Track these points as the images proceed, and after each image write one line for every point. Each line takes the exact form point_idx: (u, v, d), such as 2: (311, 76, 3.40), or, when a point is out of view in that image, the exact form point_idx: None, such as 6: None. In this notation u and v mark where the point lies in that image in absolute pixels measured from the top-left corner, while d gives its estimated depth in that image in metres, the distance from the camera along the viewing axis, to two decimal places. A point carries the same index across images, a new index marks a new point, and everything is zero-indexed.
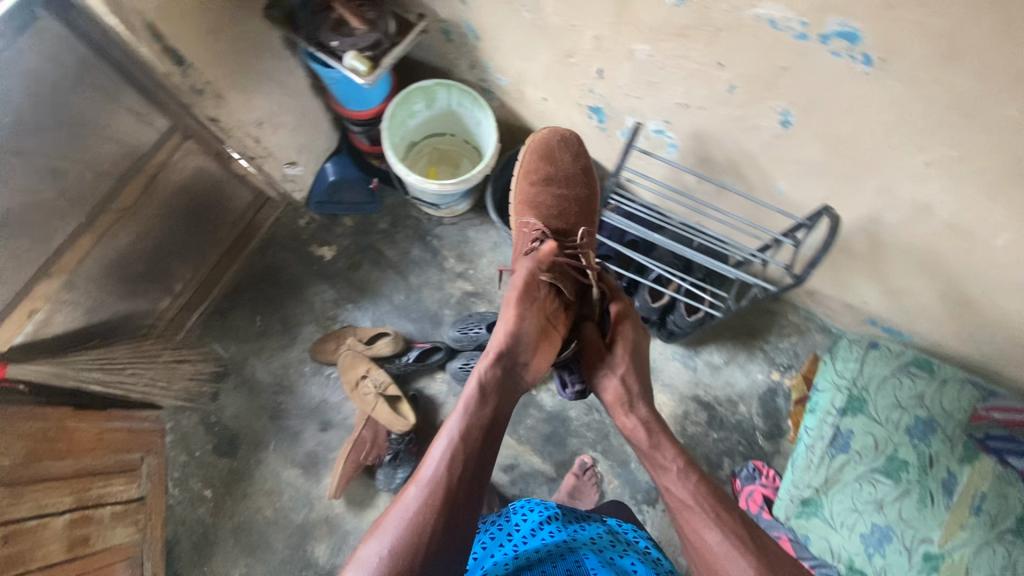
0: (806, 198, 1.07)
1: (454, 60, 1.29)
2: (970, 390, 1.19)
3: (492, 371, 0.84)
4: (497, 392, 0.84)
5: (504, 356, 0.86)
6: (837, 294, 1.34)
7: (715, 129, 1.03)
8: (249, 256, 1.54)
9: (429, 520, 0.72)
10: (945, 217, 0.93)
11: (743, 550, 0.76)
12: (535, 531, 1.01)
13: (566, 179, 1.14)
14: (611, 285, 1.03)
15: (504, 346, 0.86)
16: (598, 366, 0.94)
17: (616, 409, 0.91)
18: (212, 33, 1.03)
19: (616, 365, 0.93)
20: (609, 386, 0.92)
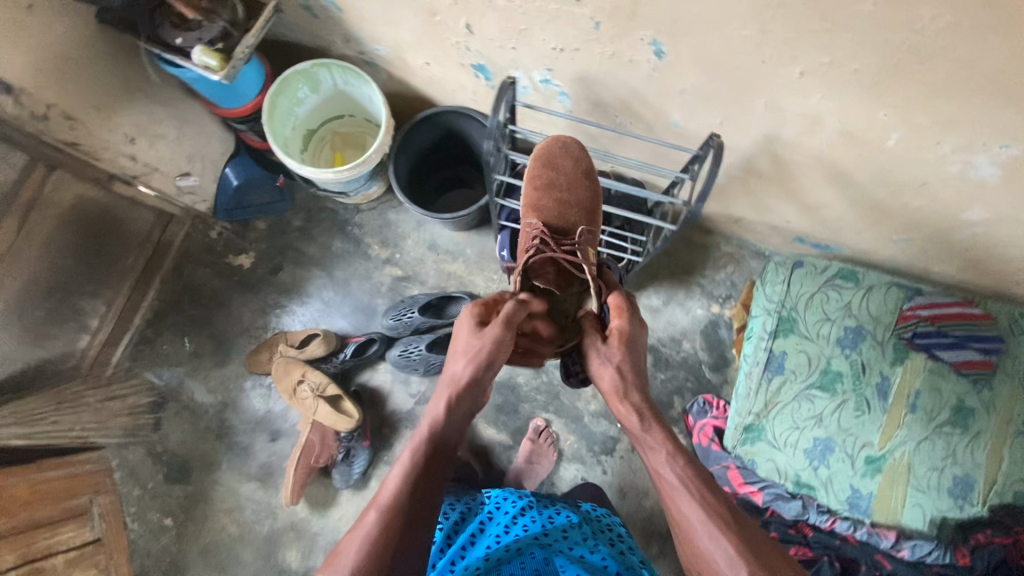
0: (702, 128, 1.03)
1: (327, 37, 1.21)
2: (895, 292, 1.19)
3: (455, 400, 0.82)
4: (457, 419, 0.83)
5: (471, 385, 0.82)
6: (760, 217, 1.32)
7: (596, 70, 0.98)
8: (165, 278, 1.47)
9: (387, 544, 0.73)
10: (835, 126, 0.90)
11: (726, 530, 0.68)
12: (508, 526, 1.00)
13: (570, 183, 1.01)
14: (612, 281, 0.88)
15: (473, 378, 0.82)
16: (593, 360, 0.77)
17: (611, 396, 0.76)
18: (36, 53, 1.00)
19: (611, 355, 0.77)
20: (604, 375, 0.76)
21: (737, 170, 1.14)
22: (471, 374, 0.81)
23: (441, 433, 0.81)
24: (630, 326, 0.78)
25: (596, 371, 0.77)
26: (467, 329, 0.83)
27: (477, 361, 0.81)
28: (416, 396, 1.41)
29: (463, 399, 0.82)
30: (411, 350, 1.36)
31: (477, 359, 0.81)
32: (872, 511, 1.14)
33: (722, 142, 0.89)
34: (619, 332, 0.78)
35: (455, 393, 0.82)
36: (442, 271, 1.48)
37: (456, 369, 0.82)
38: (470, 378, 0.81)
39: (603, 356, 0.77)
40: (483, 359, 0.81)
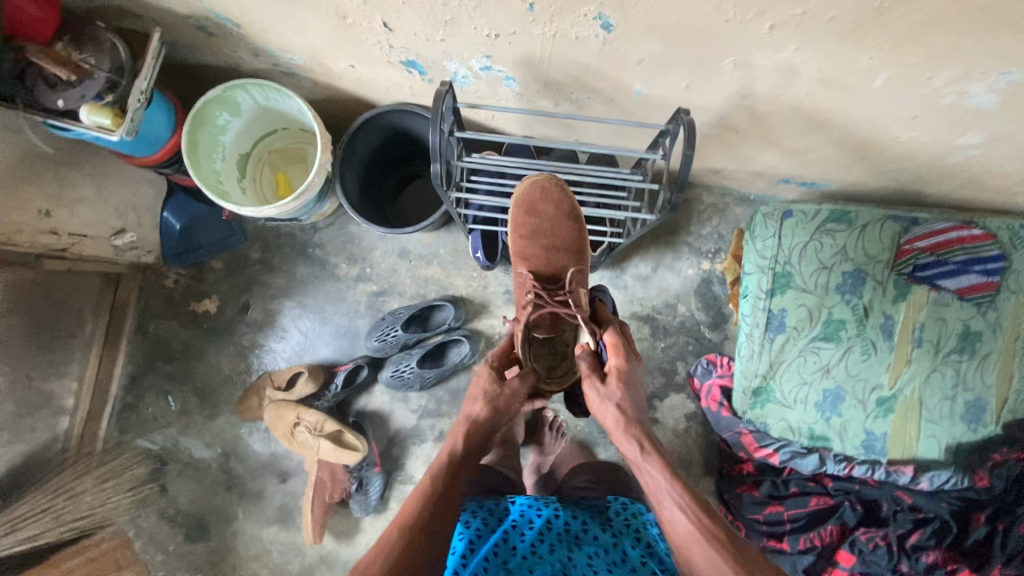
0: (668, 93, 0.92)
1: (233, 53, 1.06)
2: (890, 227, 1.13)
3: (474, 437, 0.80)
4: (472, 454, 0.80)
5: (486, 424, 0.80)
6: (741, 166, 1.23)
7: (541, 51, 0.86)
8: (131, 339, 1.39)
9: (406, 562, 0.69)
10: (813, 74, 0.80)
11: (726, 555, 0.68)
12: (532, 544, 0.86)
13: (555, 229, 1.03)
14: (607, 319, 0.93)
15: (490, 405, 0.80)
16: (594, 399, 0.80)
17: (613, 430, 0.77)
18: None
19: (612, 394, 0.78)
20: (605, 412, 0.78)
21: (712, 128, 1.05)
22: (489, 412, 0.80)
23: (459, 465, 0.78)
24: (626, 363, 0.82)
25: (597, 409, 0.79)
26: (486, 376, 0.83)
27: (495, 403, 0.80)
28: (418, 411, 1.36)
29: (479, 435, 0.80)
30: (403, 368, 1.30)
31: (496, 402, 0.81)
32: (887, 450, 1.14)
33: (689, 112, 0.81)
34: (617, 371, 0.81)
35: (472, 433, 0.79)
36: (419, 278, 1.40)
37: (473, 402, 0.81)
38: (489, 414, 0.80)
39: (604, 394, 0.79)
40: (501, 404, 0.81)
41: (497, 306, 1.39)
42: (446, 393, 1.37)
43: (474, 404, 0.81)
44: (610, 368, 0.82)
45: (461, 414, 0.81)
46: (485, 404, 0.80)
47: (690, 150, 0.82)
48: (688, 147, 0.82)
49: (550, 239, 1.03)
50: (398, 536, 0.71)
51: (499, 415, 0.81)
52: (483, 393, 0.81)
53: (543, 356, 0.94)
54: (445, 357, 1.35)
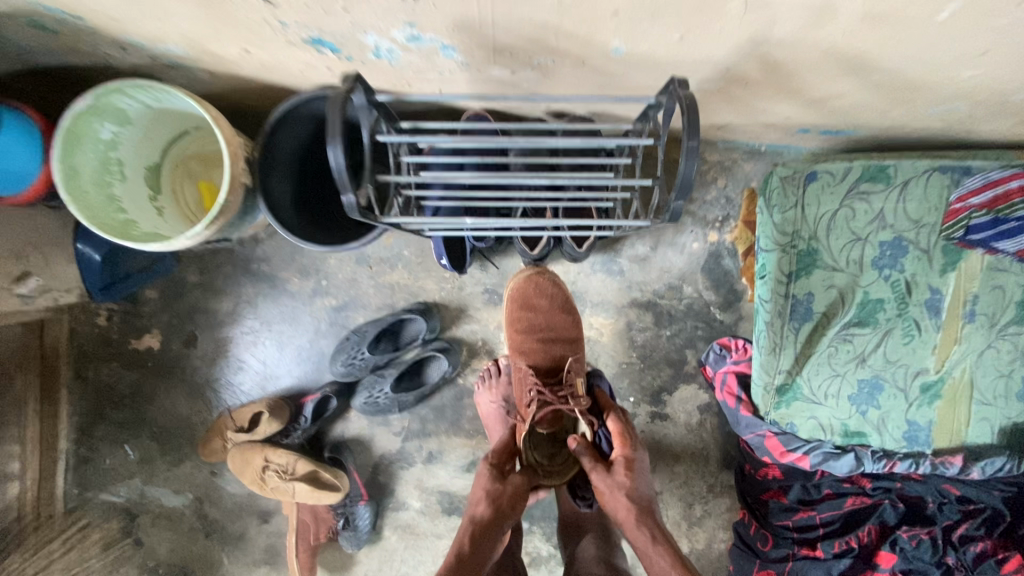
0: (656, 47, 0.70)
1: (94, 49, 0.83)
2: (937, 180, 0.93)
3: (482, 541, 0.75)
4: (480, 561, 0.74)
5: (491, 525, 0.77)
6: (750, 120, 1.01)
7: (481, 10, 0.63)
8: (72, 388, 1.24)
9: None
10: (857, 8, 0.58)
11: None
12: None
13: (550, 323, 1.06)
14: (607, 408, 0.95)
15: (495, 504, 0.79)
16: (603, 489, 0.79)
17: (624, 521, 0.76)
18: None
19: (621, 481, 0.79)
20: (616, 503, 0.78)
21: (715, 83, 0.82)
22: (495, 510, 0.78)
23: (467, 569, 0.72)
24: (632, 454, 0.83)
25: (607, 499, 0.79)
26: (488, 473, 0.83)
27: (499, 502, 0.79)
28: (401, 433, 1.22)
29: (488, 537, 0.76)
30: (377, 394, 1.15)
31: (500, 501, 0.79)
32: (931, 440, 1.00)
33: (684, 81, 0.62)
34: (627, 462, 0.82)
35: (479, 533, 0.76)
36: (383, 286, 1.21)
37: (477, 503, 0.79)
38: (493, 513, 0.78)
39: (612, 485, 0.79)
40: (505, 501, 0.79)
41: (477, 309, 1.22)
42: (431, 411, 1.22)
43: (479, 506, 0.79)
44: (614, 459, 0.83)
45: (467, 518, 0.79)
46: (489, 504, 0.78)
47: (694, 138, 0.58)
48: (690, 136, 0.58)
49: (546, 334, 1.06)
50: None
51: (504, 516, 0.78)
52: (485, 493, 0.80)
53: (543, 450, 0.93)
54: (425, 374, 1.18)
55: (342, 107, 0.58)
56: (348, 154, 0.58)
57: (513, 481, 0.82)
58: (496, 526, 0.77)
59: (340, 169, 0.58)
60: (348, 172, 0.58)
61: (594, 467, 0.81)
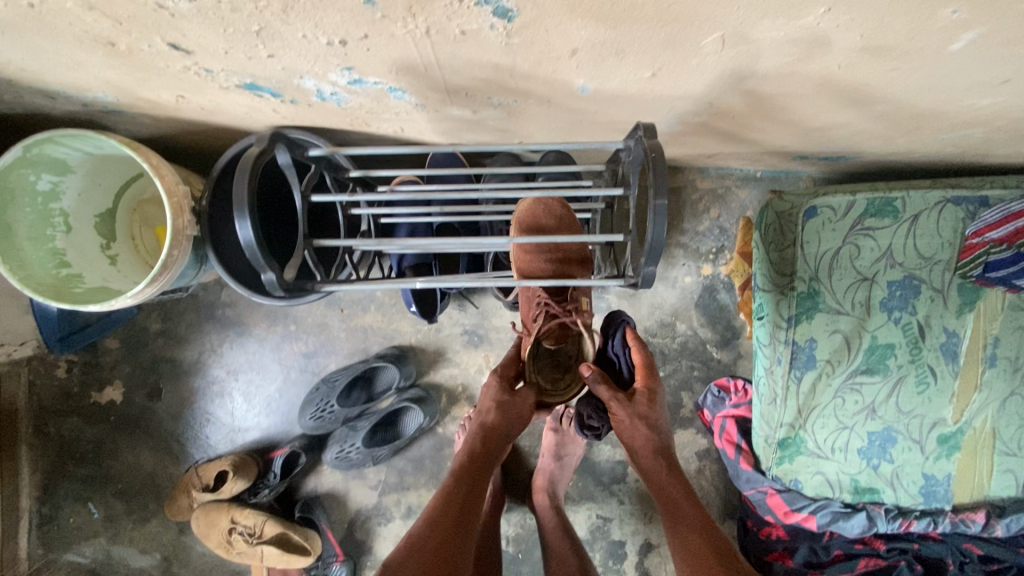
0: (627, 85, 0.62)
1: (20, 99, 0.76)
2: (949, 213, 0.84)
3: (488, 452, 0.73)
4: (488, 465, 0.73)
5: (502, 434, 0.73)
6: (741, 149, 0.93)
7: (425, 55, 0.56)
8: (31, 445, 1.17)
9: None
10: (852, 43, 0.49)
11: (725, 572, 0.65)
12: None
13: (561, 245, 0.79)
14: (620, 318, 0.78)
15: (503, 417, 0.73)
16: (621, 419, 0.70)
17: (638, 451, 0.71)
18: None
19: (641, 412, 0.71)
20: (632, 433, 0.70)
21: (697, 117, 0.74)
22: (504, 422, 0.73)
23: (475, 482, 0.71)
24: (657, 385, 0.73)
25: (624, 429, 0.70)
26: (495, 385, 0.75)
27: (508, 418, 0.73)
28: (378, 487, 1.14)
29: (498, 445, 0.74)
30: (349, 449, 1.08)
31: (509, 412, 0.73)
32: (951, 495, 0.90)
33: (649, 128, 0.55)
34: (650, 391, 0.72)
35: (487, 446, 0.73)
36: (355, 330, 1.14)
37: (487, 410, 0.74)
38: (502, 425, 0.73)
39: (632, 418, 0.70)
40: (516, 412, 0.73)
41: (455, 351, 1.14)
42: (408, 463, 1.14)
43: (487, 415, 0.74)
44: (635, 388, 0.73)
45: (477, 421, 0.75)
46: (500, 415, 0.73)
47: (661, 197, 0.50)
48: (656, 194, 0.50)
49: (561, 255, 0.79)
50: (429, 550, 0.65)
51: (514, 426, 0.74)
52: (493, 401, 0.74)
53: (545, 369, 0.79)
54: (401, 425, 1.11)
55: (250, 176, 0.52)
56: (259, 229, 0.52)
57: (524, 392, 0.75)
58: (503, 438, 0.73)
59: (252, 245, 0.52)
60: (260, 248, 0.52)
61: (615, 399, 0.71)
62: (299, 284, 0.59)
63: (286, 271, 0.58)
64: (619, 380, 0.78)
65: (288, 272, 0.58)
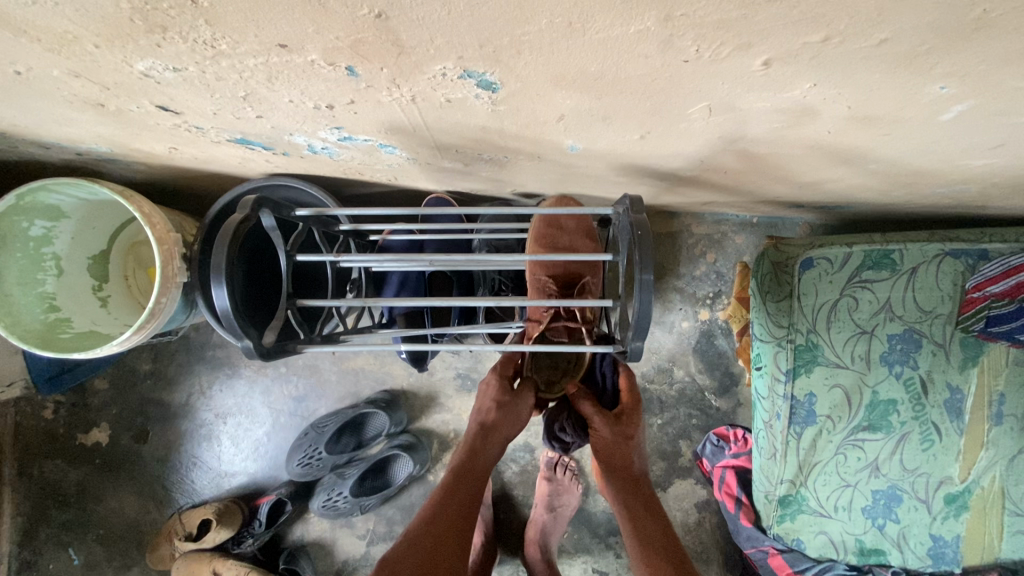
0: (616, 145, 0.62)
1: (15, 149, 0.76)
2: (947, 266, 0.83)
3: (488, 450, 0.68)
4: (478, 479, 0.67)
5: (499, 438, 0.68)
6: (735, 197, 0.92)
7: (412, 117, 0.56)
8: (12, 488, 1.14)
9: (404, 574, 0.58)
10: (841, 112, 0.49)
11: None
12: None
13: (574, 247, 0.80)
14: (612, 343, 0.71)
15: (501, 416, 0.68)
16: (604, 438, 0.68)
17: (623, 472, 0.68)
18: None
19: (627, 433, 0.68)
20: (614, 454, 0.68)
21: (690, 171, 0.74)
22: (505, 422, 0.68)
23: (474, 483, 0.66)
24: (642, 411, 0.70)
25: (605, 448, 0.68)
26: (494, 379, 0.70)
27: (509, 414, 0.68)
28: (366, 536, 1.11)
29: (494, 447, 0.68)
30: (336, 498, 1.05)
31: (511, 414, 0.68)
32: (961, 557, 0.86)
33: (637, 200, 0.54)
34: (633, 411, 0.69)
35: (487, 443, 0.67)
36: (347, 373, 1.12)
37: (486, 410, 0.69)
38: (503, 423, 0.68)
39: (614, 437, 0.68)
40: (516, 413, 0.68)
41: (448, 396, 1.12)
42: (398, 511, 1.11)
43: (488, 412, 0.69)
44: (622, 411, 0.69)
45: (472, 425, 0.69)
46: (501, 416, 0.68)
47: (649, 271, 0.49)
48: (642, 269, 0.49)
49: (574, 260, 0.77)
50: (414, 565, 0.59)
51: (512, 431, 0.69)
52: (492, 401, 0.69)
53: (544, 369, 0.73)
54: (390, 473, 1.08)
55: (232, 242, 0.52)
56: (236, 295, 0.52)
57: (526, 391, 0.70)
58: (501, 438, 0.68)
59: (229, 312, 0.52)
60: (237, 313, 0.52)
61: (600, 414, 0.68)
62: (280, 346, 0.58)
63: (266, 334, 0.57)
64: (601, 399, 0.73)
65: (268, 335, 0.56)
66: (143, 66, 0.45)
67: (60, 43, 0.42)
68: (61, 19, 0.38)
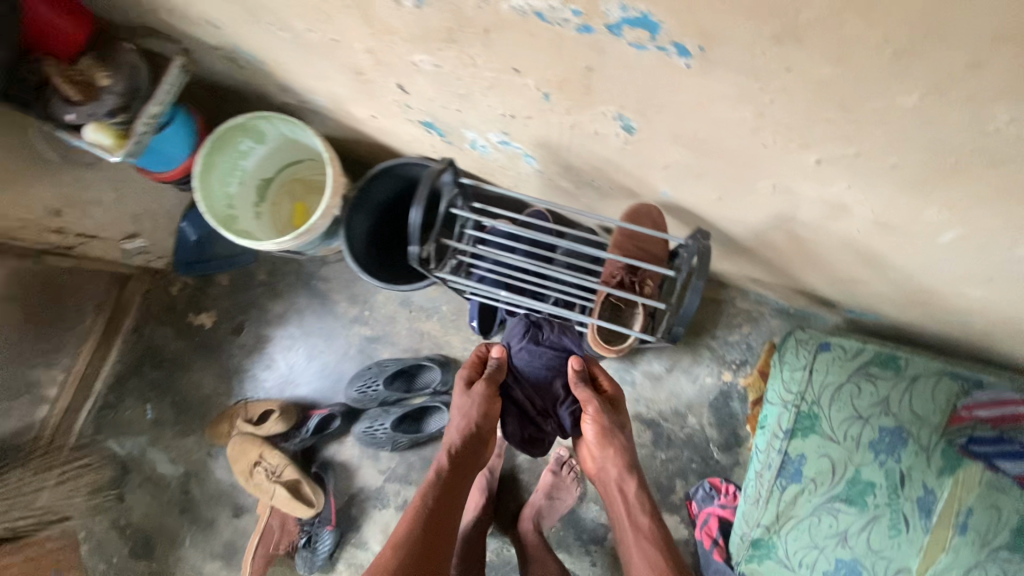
0: (698, 200, 0.83)
1: (262, 86, 1.05)
2: (946, 384, 0.96)
3: (461, 449, 0.90)
4: (464, 471, 0.89)
5: (472, 435, 0.91)
6: (779, 280, 1.10)
7: (559, 137, 0.79)
8: (125, 339, 1.38)
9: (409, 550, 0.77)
10: (867, 215, 0.68)
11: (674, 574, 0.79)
12: None
13: (648, 247, 0.93)
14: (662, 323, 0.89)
15: (474, 419, 0.91)
16: (602, 422, 0.89)
17: (615, 460, 0.89)
18: None
19: (616, 418, 0.91)
20: (610, 443, 0.89)
21: (746, 240, 0.93)
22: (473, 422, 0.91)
23: (451, 478, 0.87)
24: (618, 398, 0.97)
25: (605, 432, 0.89)
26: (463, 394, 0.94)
27: (474, 416, 0.91)
28: (386, 473, 1.27)
29: (469, 447, 0.91)
30: (376, 428, 1.24)
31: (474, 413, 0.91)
32: None
33: (706, 234, 0.73)
34: (616, 398, 0.97)
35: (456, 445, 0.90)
36: (415, 331, 1.33)
37: (459, 415, 0.93)
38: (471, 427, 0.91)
39: (605, 414, 0.90)
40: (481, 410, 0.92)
41: None
42: (419, 460, 1.27)
43: (458, 420, 0.92)
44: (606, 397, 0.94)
45: (453, 431, 0.92)
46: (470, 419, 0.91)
47: (701, 279, 0.70)
48: (698, 276, 0.70)
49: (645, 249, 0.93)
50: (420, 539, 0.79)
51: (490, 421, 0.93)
52: (460, 407, 0.93)
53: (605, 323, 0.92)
54: (424, 423, 1.26)
55: (429, 183, 0.80)
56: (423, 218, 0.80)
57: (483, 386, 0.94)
58: (475, 439, 0.91)
59: (414, 227, 0.81)
60: (418, 230, 0.81)
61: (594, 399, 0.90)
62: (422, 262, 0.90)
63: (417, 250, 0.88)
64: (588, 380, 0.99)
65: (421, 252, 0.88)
66: (416, 57, 0.70)
67: (380, 32, 0.67)
68: (396, 20, 0.63)
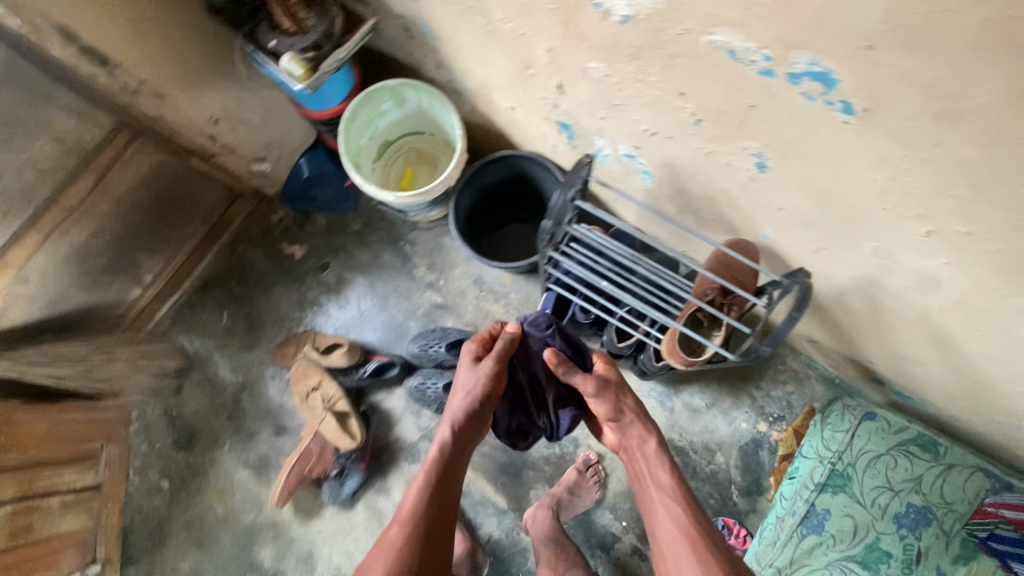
0: (795, 248, 0.91)
1: (421, 58, 1.18)
2: (977, 478, 1.00)
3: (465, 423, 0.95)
4: (466, 444, 0.95)
5: (477, 411, 0.96)
6: (837, 347, 1.17)
7: (687, 161, 0.88)
8: (220, 249, 1.50)
9: (421, 520, 0.85)
10: (954, 294, 0.75)
11: (693, 526, 0.84)
12: None
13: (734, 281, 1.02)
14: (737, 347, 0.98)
15: (483, 395, 0.97)
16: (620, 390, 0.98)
17: (631, 420, 0.97)
18: (162, 49, 1.04)
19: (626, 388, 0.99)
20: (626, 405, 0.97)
21: (823, 298, 1.01)
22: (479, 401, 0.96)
23: (455, 452, 0.93)
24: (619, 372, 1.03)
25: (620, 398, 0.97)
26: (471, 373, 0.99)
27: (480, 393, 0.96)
28: (423, 430, 1.35)
29: (475, 421, 0.96)
30: (428, 385, 1.30)
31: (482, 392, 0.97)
32: None
33: (808, 277, 0.81)
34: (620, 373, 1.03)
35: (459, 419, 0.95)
36: (482, 310, 1.42)
37: (466, 391, 0.98)
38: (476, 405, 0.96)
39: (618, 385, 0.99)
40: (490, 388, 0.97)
41: None
42: None
43: (462, 397, 0.97)
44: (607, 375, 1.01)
45: (458, 408, 0.96)
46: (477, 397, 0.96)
47: (797, 312, 0.79)
48: (795, 309, 0.79)
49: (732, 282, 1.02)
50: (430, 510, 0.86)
51: (495, 397, 0.99)
52: (466, 386, 0.98)
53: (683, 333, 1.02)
54: None
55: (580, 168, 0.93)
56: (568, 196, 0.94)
57: (489, 363, 0.99)
58: (480, 417, 0.96)
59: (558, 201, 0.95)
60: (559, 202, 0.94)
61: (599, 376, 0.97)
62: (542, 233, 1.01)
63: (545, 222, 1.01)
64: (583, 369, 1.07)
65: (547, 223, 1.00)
66: (591, 63, 0.81)
67: (570, 35, 0.79)
68: (593, 28, 0.74)
